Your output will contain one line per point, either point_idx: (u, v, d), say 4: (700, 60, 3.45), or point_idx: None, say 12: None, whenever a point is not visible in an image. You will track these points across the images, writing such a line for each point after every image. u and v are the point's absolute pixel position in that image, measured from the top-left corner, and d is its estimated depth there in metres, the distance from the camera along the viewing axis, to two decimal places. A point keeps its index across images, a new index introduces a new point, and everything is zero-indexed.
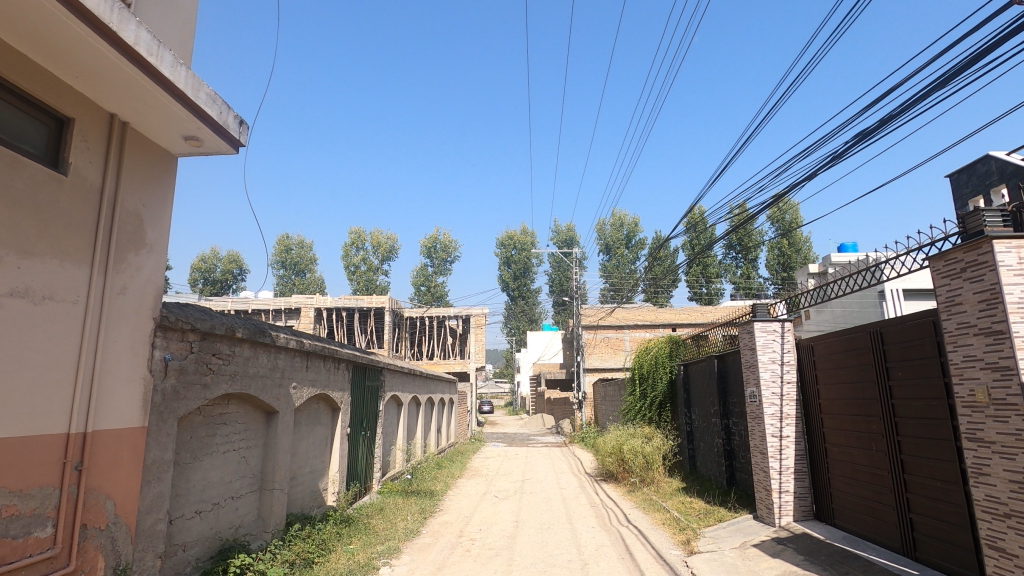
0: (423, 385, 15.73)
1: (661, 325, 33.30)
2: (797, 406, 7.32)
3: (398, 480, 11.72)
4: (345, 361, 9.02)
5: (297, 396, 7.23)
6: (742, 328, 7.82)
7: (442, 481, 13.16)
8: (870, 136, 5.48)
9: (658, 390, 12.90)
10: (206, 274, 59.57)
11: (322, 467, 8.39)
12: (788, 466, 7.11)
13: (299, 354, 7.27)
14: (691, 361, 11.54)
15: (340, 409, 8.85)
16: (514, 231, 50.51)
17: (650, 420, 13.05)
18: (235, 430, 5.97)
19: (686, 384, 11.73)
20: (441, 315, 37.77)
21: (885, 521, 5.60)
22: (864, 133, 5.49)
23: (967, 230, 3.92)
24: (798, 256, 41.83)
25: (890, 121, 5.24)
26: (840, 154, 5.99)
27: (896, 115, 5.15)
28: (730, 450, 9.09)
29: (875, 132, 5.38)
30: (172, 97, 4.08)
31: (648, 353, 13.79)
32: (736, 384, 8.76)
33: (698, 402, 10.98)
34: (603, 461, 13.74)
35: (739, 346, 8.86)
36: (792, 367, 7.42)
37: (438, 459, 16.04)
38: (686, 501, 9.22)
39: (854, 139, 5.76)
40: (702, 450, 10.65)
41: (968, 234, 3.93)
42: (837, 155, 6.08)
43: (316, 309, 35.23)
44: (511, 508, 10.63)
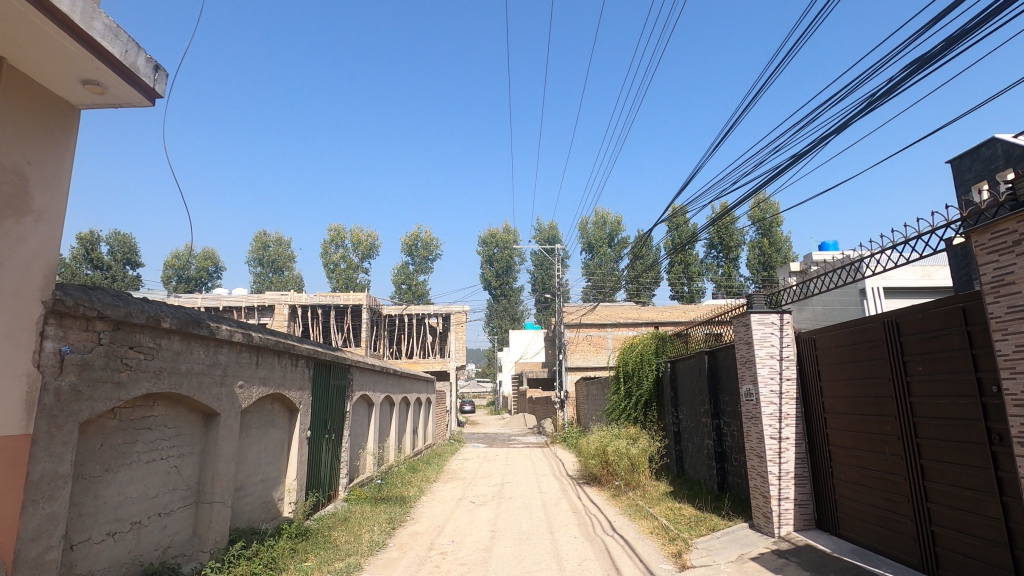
0: (396, 384, 14.89)
1: (644, 323, 32.92)
2: (796, 404, 6.72)
3: (367, 486, 10.92)
4: (303, 358, 8.21)
5: (243, 397, 6.42)
6: (737, 321, 7.21)
7: (415, 487, 12.38)
8: (930, 62, 4.49)
9: (643, 389, 12.31)
10: (181, 271, 57.92)
11: (276, 475, 7.57)
12: (788, 471, 6.51)
13: (245, 349, 6.45)
14: (679, 358, 10.95)
15: (297, 410, 8.03)
16: (496, 229, 49.81)
17: (635, 420, 12.45)
18: (163, 436, 5.15)
19: (673, 382, 11.14)
20: (420, 313, 36.89)
21: (901, 534, 5.02)
22: (921, 60, 4.52)
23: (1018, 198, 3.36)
24: (778, 256, 41.88)
25: (958, 39, 4.25)
26: (883, 93, 5.04)
27: (968, 29, 4.15)
28: (722, 453, 8.52)
29: (939, 56, 4.40)
30: (54, 23, 3.22)
31: (633, 350, 13.19)
32: (729, 382, 8.16)
33: (687, 402, 10.40)
34: (586, 463, 13.12)
35: (732, 341, 8.28)
36: (792, 362, 6.81)
37: (412, 463, 15.25)
38: (675, 507, 8.61)
39: (905, 71, 4.75)
40: (691, 452, 10.07)
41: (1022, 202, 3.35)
42: (879, 94, 5.08)
43: (290, 306, 34.05)
44: (487, 515, 9.92)
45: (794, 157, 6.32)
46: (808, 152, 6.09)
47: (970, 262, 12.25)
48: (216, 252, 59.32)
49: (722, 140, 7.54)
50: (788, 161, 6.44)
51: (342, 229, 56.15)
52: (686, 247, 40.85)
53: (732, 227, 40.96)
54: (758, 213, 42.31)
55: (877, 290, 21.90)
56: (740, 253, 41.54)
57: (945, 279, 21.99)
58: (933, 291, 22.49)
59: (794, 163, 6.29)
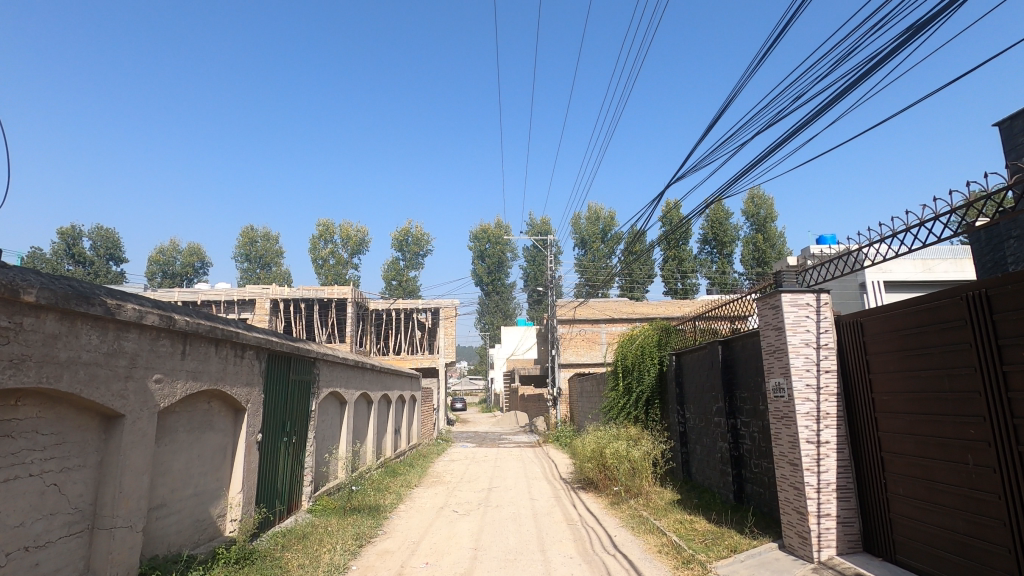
0: (375, 380, 13.67)
1: (638, 318, 31.89)
2: (838, 402, 5.57)
3: (337, 494, 9.76)
4: (251, 349, 6.95)
5: (164, 393, 5.20)
6: (765, 303, 6.08)
7: (394, 494, 11.21)
8: None
9: (644, 384, 11.18)
10: (164, 266, 56.40)
11: (216, 487, 6.33)
12: (828, 481, 5.40)
13: (165, 336, 5.23)
14: (685, 351, 9.84)
15: (244, 410, 6.80)
16: (488, 224, 48.63)
17: (636, 419, 11.32)
18: (34, 445, 3.94)
19: (678, 376, 10.04)
20: (408, 308, 35.62)
21: (991, 568, 3.91)
22: None
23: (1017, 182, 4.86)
24: (773, 251, 40.99)
25: None
26: None
27: None
28: (741, 457, 7.44)
29: None
30: None
31: (633, 342, 12.05)
32: (750, 375, 7.04)
33: (695, 399, 9.32)
34: (581, 466, 12.00)
35: (752, 329, 7.16)
36: (831, 351, 5.67)
37: (393, 466, 14.07)
38: (684, 519, 7.53)
39: None
40: (700, 456, 8.99)
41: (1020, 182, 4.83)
42: None
43: (272, 301, 32.74)
44: (471, 528, 8.77)
45: (909, 31, 4.61)
46: (930, 22, 4.46)
47: (996, 247, 11.15)
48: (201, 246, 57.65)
49: (773, 45, 5.88)
50: (895, 45, 4.75)
51: (330, 223, 54.74)
52: (680, 242, 39.94)
53: (725, 221, 40.17)
54: (752, 207, 41.50)
55: (878, 283, 20.99)
56: (733, 248, 40.71)
57: (947, 272, 21.13)
58: (937, 285, 21.57)
59: (909, 39, 4.59)
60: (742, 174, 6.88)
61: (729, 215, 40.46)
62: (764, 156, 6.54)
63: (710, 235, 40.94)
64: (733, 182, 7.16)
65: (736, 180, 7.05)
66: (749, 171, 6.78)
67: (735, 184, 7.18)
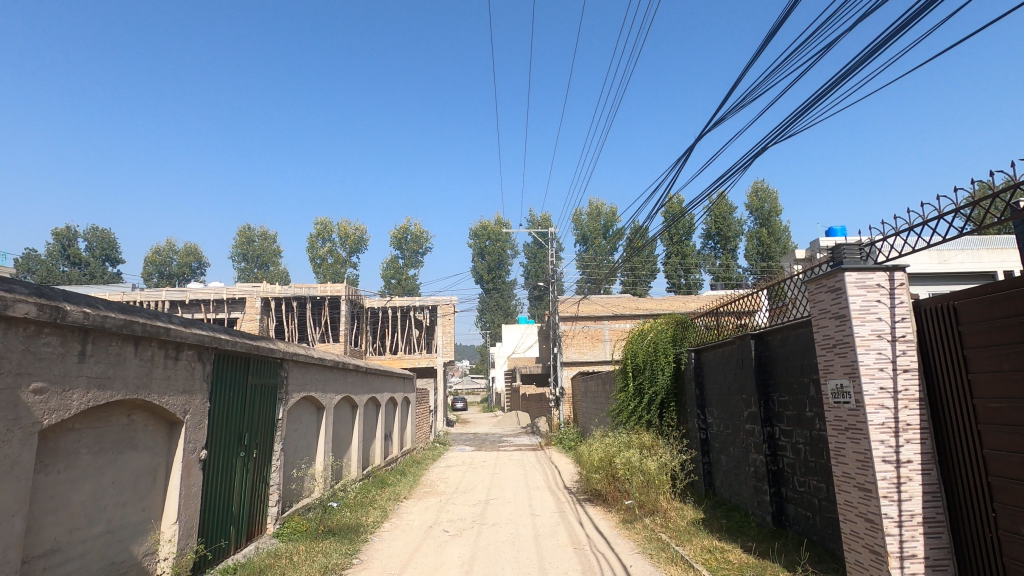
0: (360, 381, 12.46)
1: (641, 315, 30.71)
2: (922, 409, 4.35)
3: (312, 512, 8.62)
4: (185, 351, 5.67)
5: (49, 406, 3.98)
6: (820, 285, 4.87)
7: (379, 511, 10.03)
8: None
9: (657, 385, 9.97)
10: (162, 267, 55.47)
11: (139, 520, 5.11)
12: (911, 513, 4.19)
13: (48, 332, 4.00)
14: (705, 347, 8.64)
15: (180, 423, 5.58)
16: (488, 221, 47.51)
17: (650, 425, 10.10)
18: None
19: (698, 376, 8.85)
20: (405, 306, 34.52)
21: None
22: None
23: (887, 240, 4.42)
24: (777, 245, 39.57)
25: None
26: None
27: None
28: (782, 472, 6.27)
29: None
30: None
31: (643, 340, 10.76)
32: (797, 375, 5.85)
33: (718, 402, 8.15)
34: (587, 476, 10.81)
35: (793, 319, 5.96)
36: (910, 345, 4.44)
37: (382, 477, 12.92)
38: (713, 546, 6.34)
39: None
40: (727, 467, 7.81)
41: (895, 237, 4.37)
42: None
43: (262, 299, 31.53)
44: (461, 554, 7.58)
45: None
46: None
47: None
48: (197, 245, 56.60)
49: None
50: None
51: (329, 222, 53.82)
52: (681, 237, 38.52)
53: (729, 216, 39.08)
54: (756, 202, 40.44)
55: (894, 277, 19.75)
56: (738, 243, 39.57)
57: (965, 263, 19.90)
58: (957, 278, 20.37)
59: None
60: (819, 96, 5.31)
61: (733, 209, 39.39)
62: (876, 49, 4.73)
63: (713, 229, 39.76)
64: (802, 110, 5.58)
65: (809, 105, 5.46)
66: (830, 89, 5.22)
67: (809, 110, 5.52)
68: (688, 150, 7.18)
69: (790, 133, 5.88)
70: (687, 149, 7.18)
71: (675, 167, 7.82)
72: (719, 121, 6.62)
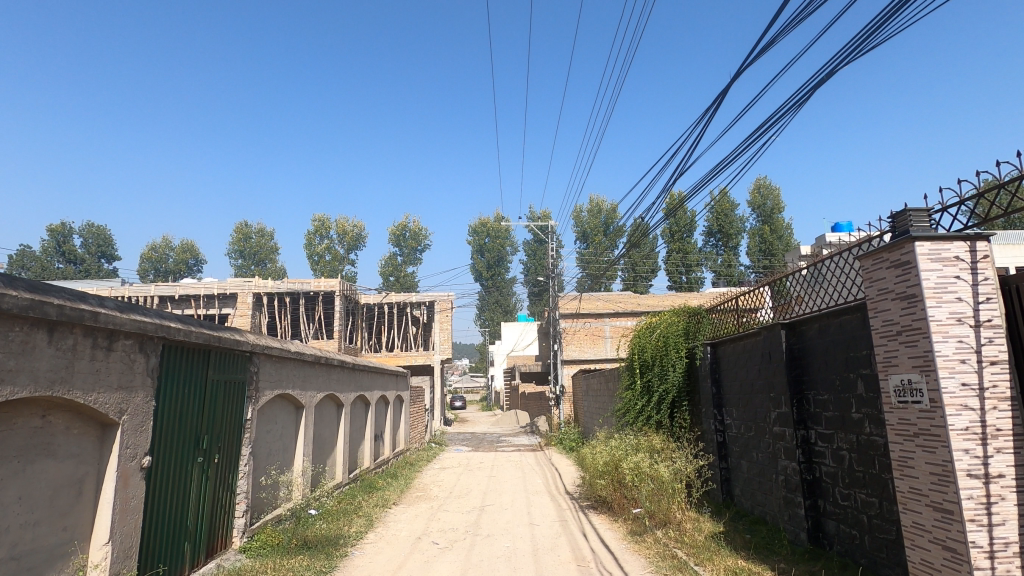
0: (346, 378, 11.57)
1: (643, 313, 29.84)
2: (1015, 411, 3.49)
3: (289, 520, 7.80)
4: (120, 340, 4.79)
5: None
6: (878, 259, 4.04)
7: (363, 520, 9.17)
8: None
9: (667, 383, 9.11)
10: (157, 264, 54.61)
11: (57, 542, 4.26)
12: (1005, 540, 3.35)
13: None
14: (722, 341, 7.79)
15: (114, 425, 4.72)
16: (488, 217, 46.63)
17: (659, 427, 9.28)
18: None
19: (715, 373, 7.99)
20: (402, 302, 33.66)
21: None
22: None
23: (897, 230, 4.02)
24: (780, 243, 38.71)
25: None
26: None
27: None
28: (819, 481, 5.43)
29: None
30: None
31: (651, 335, 9.90)
32: (842, 370, 5.01)
33: (738, 402, 7.33)
34: (591, 481, 9.96)
35: (834, 304, 5.14)
36: (996, 332, 3.59)
37: (371, 480, 12.06)
38: (738, 565, 5.49)
39: None
40: (749, 475, 6.98)
41: (898, 234, 4.02)
42: None
43: (255, 294, 30.66)
44: (451, 571, 6.73)
45: None
46: None
47: None
48: (194, 241, 55.72)
49: None
50: None
51: (326, 218, 52.93)
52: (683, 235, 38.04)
53: (731, 213, 38.22)
54: (758, 199, 39.77)
55: None
56: (739, 241, 38.74)
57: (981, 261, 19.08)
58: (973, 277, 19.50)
59: None
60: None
61: (735, 206, 38.53)
62: None
63: (714, 226, 38.97)
64: (884, 16, 4.32)
65: (895, 6, 4.19)
66: None
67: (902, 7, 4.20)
68: (722, 94, 5.95)
69: (866, 50, 4.58)
70: (722, 92, 5.94)
71: (704, 119, 6.58)
72: (766, 48, 5.33)
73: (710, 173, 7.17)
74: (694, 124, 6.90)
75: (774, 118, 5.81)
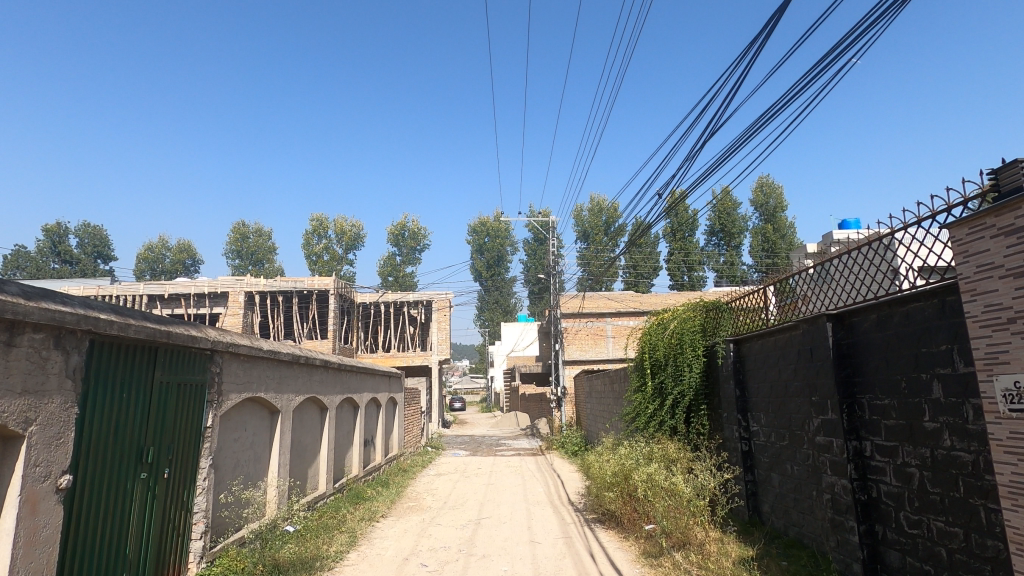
0: (331, 378, 10.68)
1: (646, 312, 28.91)
2: None
3: (262, 536, 6.92)
4: (24, 332, 3.88)
5: None
6: (984, 225, 3.12)
7: (345, 537, 8.26)
8: None
9: (683, 384, 8.20)
10: (154, 264, 53.77)
11: None
12: None
13: None
14: (747, 338, 6.90)
15: (19, 438, 3.84)
16: (487, 216, 45.86)
17: (675, 433, 8.40)
18: None
19: (739, 374, 7.08)
20: (398, 301, 32.72)
21: None
22: None
23: (1003, 189, 3.12)
24: (783, 242, 37.78)
25: None
26: None
27: None
28: (877, 503, 4.55)
29: None
30: None
31: (664, 332, 9.00)
32: (910, 370, 4.14)
33: (767, 406, 6.44)
34: (598, 492, 9.04)
35: (896, 292, 4.29)
36: None
37: (358, 490, 11.15)
38: None
39: None
40: (783, 490, 6.10)
41: (1004, 194, 3.13)
42: None
43: (246, 293, 29.73)
44: None
45: None
46: None
47: None
48: (191, 241, 54.86)
49: None
50: None
51: (324, 217, 52.10)
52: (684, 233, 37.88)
53: (733, 211, 37.42)
54: (760, 197, 38.83)
55: None
56: (742, 239, 37.78)
57: None
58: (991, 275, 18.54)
59: None
60: None
61: (737, 204, 37.60)
62: None
63: (716, 225, 38.11)
64: None
65: None
66: None
67: None
68: (780, 13, 4.98)
69: None
70: (782, 7, 4.96)
71: (752, 51, 5.62)
72: None
73: (756, 123, 6.21)
74: (736, 61, 5.94)
75: (853, 34, 4.72)
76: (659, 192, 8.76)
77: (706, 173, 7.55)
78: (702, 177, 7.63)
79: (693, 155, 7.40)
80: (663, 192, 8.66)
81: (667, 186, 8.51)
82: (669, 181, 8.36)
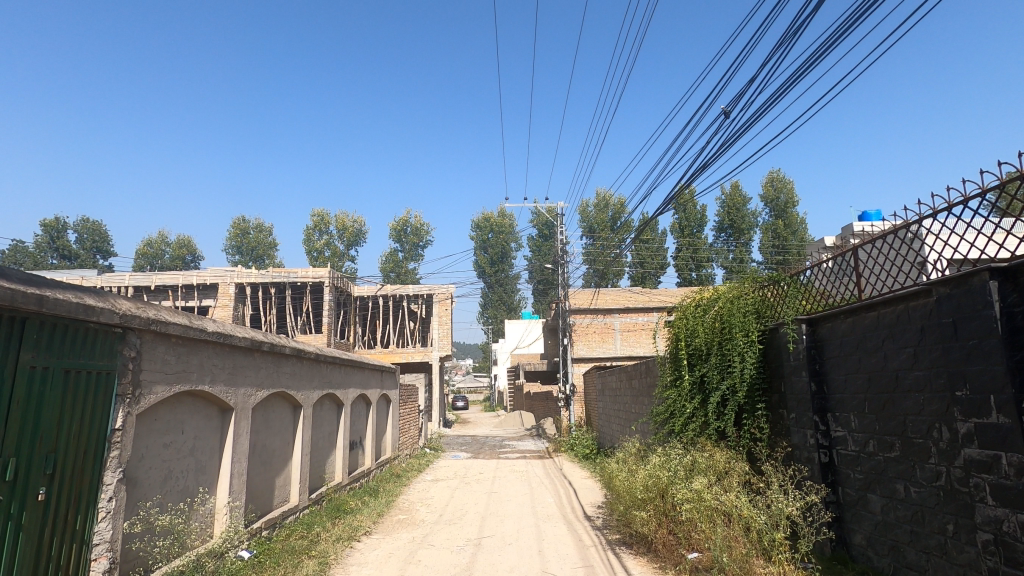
0: (307, 371, 9.13)
1: (655, 308, 27.14)
2: None
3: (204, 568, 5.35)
4: None
5: None
6: None
7: (314, 563, 6.61)
8: None
9: (734, 377, 6.56)
10: (152, 260, 52.36)
11: None
12: None
13: None
14: (829, 317, 5.29)
15: None
16: (489, 212, 44.32)
17: (722, 439, 6.79)
18: None
19: (818, 362, 5.43)
20: (398, 295, 31.17)
21: None
22: None
23: None
24: (795, 238, 35.78)
25: None
26: None
27: None
28: None
29: None
30: None
31: (704, 315, 7.36)
32: None
33: (862, 406, 4.84)
34: (624, 509, 7.41)
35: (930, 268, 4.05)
36: None
37: (340, 502, 9.58)
38: None
39: None
40: (894, 519, 4.46)
41: None
42: None
43: (237, 285, 28.26)
44: None
45: None
46: None
47: None
48: (190, 237, 53.53)
49: None
50: None
51: (324, 212, 50.61)
52: (692, 230, 37.69)
53: (743, 205, 35.48)
54: (771, 192, 36.95)
55: None
56: (752, 235, 35.70)
57: None
58: None
59: None
60: None
61: (747, 199, 35.68)
62: None
63: (723, 221, 36.15)
64: None
65: None
66: None
67: None
68: None
69: None
70: None
71: None
72: None
73: None
74: None
75: None
76: (726, 110, 6.92)
77: (816, 57, 5.61)
78: (806, 63, 5.69)
79: (794, 32, 5.53)
80: (730, 109, 6.78)
81: (735, 99, 6.63)
82: (741, 93, 6.52)
